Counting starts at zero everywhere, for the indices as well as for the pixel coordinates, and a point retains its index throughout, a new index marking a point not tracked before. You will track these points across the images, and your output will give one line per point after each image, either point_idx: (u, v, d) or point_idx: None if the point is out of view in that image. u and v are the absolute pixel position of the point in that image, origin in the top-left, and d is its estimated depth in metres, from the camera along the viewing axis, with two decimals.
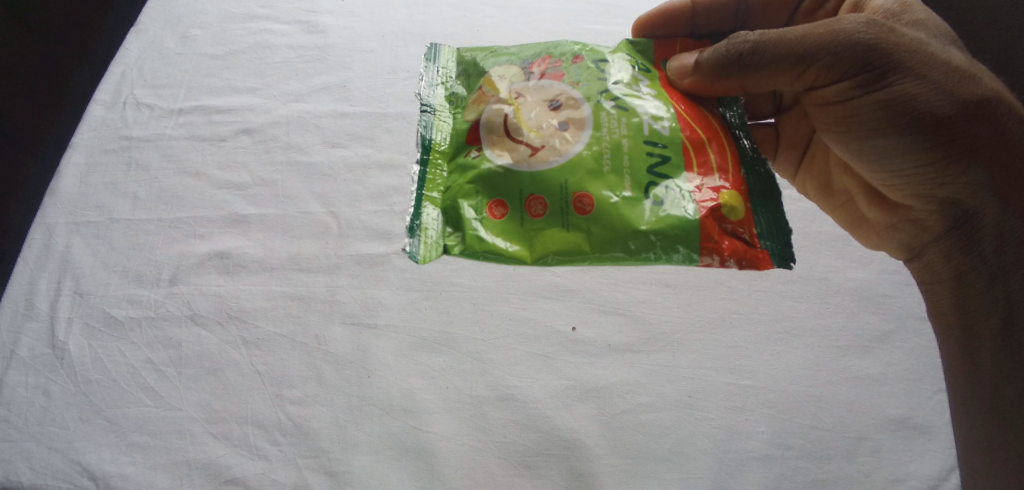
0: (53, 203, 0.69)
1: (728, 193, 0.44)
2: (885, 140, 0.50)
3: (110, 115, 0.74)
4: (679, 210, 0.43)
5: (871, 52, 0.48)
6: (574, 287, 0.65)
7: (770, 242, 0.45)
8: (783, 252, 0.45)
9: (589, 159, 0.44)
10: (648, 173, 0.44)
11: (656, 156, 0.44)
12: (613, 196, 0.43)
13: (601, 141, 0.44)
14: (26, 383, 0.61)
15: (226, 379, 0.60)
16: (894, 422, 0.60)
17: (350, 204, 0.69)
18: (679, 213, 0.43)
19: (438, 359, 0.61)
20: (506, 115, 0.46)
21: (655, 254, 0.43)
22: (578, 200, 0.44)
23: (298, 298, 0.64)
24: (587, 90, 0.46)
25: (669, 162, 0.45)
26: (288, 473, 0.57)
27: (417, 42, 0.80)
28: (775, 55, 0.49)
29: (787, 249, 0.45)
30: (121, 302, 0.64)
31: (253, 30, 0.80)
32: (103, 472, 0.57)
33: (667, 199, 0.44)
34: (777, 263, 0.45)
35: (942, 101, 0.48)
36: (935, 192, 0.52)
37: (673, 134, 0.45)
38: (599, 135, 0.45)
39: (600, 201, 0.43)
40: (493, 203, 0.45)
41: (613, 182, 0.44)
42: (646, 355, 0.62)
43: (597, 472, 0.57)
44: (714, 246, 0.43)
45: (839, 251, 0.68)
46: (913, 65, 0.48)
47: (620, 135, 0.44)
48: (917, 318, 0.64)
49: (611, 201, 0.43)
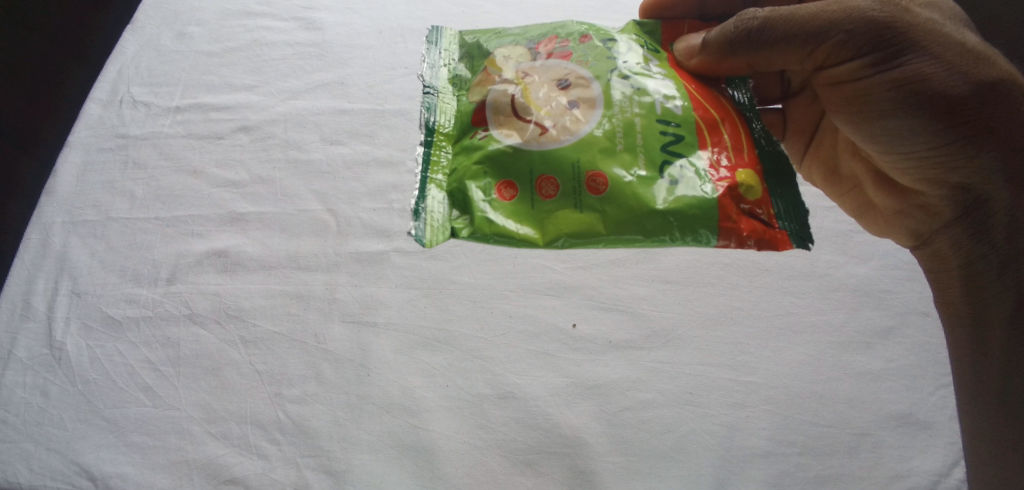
0: (50, 202, 0.69)
1: (744, 172, 0.44)
2: (896, 121, 0.50)
3: (107, 113, 0.74)
4: (695, 190, 0.43)
5: (885, 30, 0.47)
6: (575, 284, 0.65)
7: (788, 222, 0.45)
8: (801, 233, 0.45)
9: (600, 138, 0.44)
10: (662, 151, 0.44)
11: (670, 135, 0.44)
12: (627, 175, 0.43)
13: (613, 119, 0.44)
14: (24, 384, 0.60)
15: (226, 378, 0.60)
16: (896, 417, 0.59)
17: (349, 202, 0.69)
18: (696, 193, 0.43)
19: (438, 357, 0.61)
20: (513, 95, 0.46)
21: (673, 235, 0.43)
22: (591, 180, 0.43)
23: (297, 296, 0.64)
24: (596, 69, 0.46)
25: (683, 141, 0.44)
26: (288, 473, 0.57)
27: (416, 37, 0.79)
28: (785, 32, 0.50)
29: (805, 229, 0.45)
30: (119, 301, 0.64)
31: (251, 27, 0.80)
32: (103, 473, 0.57)
33: (682, 179, 0.43)
34: (797, 244, 0.44)
35: (957, 82, 0.47)
36: (945, 177, 0.52)
37: (686, 113, 0.45)
38: (611, 113, 0.44)
39: (613, 181, 0.43)
40: (503, 184, 0.45)
41: (627, 161, 0.43)
42: (647, 351, 0.61)
43: (599, 470, 0.57)
44: (731, 227, 0.43)
45: (840, 247, 0.68)
46: (927, 43, 0.47)
47: (632, 114, 0.44)
48: (919, 314, 0.64)
49: (625, 180, 0.43)
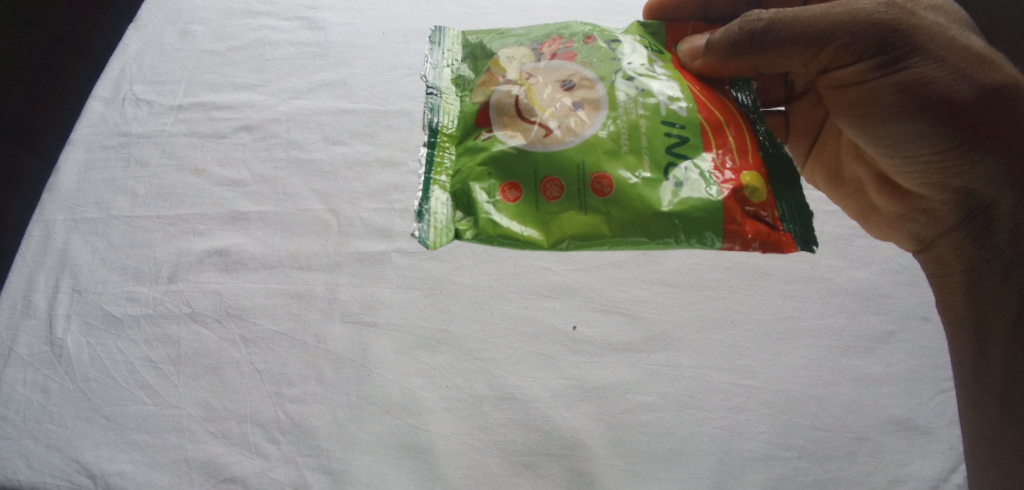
0: (51, 199, 0.69)
1: (749, 175, 0.44)
2: (901, 124, 0.50)
3: (109, 111, 0.74)
4: (700, 192, 0.43)
5: (890, 33, 0.47)
6: (576, 286, 0.65)
7: (792, 225, 0.45)
8: (806, 236, 0.45)
9: (605, 139, 0.44)
10: (667, 153, 0.44)
11: (675, 137, 0.44)
12: (632, 177, 0.43)
13: (618, 120, 0.44)
14: (25, 380, 0.60)
15: (226, 377, 0.60)
16: (895, 422, 0.59)
17: (350, 202, 0.69)
18: (701, 195, 0.43)
19: (439, 358, 0.61)
20: (517, 96, 0.46)
21: (677, 237, 0.43)
22: (596, 181, 0.43)
23: (298, 296, 0.64)
24: (600, 70, 0.46)
25: (688, 143, 0.44)
26: (287, 472, 0.57)
27: (418, 38, 0.79)
28: (789, 34, 0.50)
29: (809, 232, 0.45)
30: (120, 299, 0.64)
31: (253, 26, 0.80)
32: (102, 471, 0.57)
33: (687, 181, 0.43)
34: (800, 246, 0.45)
35: (963, 86, 0.47)
36: (949, 182, 0.52)
37: (691, 115, 0.45)
38: (616, 115, 0.44)
39: (618, 183, 0.43)
40: (506, 185, 0.45)
41: (632, 163, 0.43)
42: (646, 354, 0.62)
43: (597, 472, 0.57)
44: (737, 230, 0.43)
45: (841, 251, 0.68)
46: (933, 47, 0.47)
47: (637, 115, 0.44)
48: (919, 319, 0.64)
49: (631, 182, 0.43)
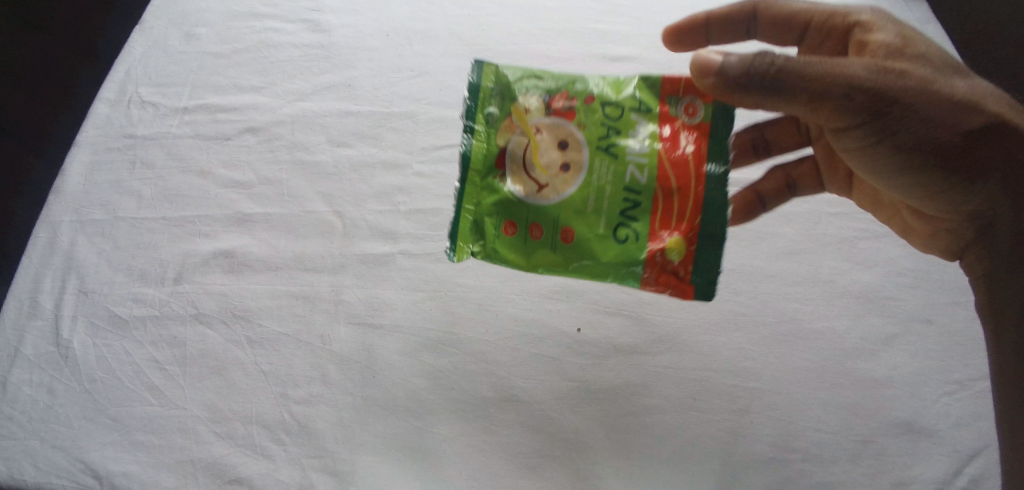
0: (57, 201, 0.69)
1: (677, 238, 0.45)
2: (892, 166, 0.49)
3: (115, 113, 0.74)
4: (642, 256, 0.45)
5: (876, 100, 0.44)
6: (580, 288, 0.64)
7: (698, 276, 0.45)
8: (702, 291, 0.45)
9: (577, 202, 0.45)
10: (620, 217, 0.45)
11: (631, 202, 0.45)
12: (591, 236, 0.45)
13: (592, 184, 0.45)
14: (31, 381, 0.61)
15: (231, 378, 0.60)
16: (899, 424, 0.60)
17: (355, 204, 0.69)
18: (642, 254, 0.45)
19: (443, 359, 0.61)
20: (513, 145, 0.46)
21: (611, 277, 0.46)
22: (564, 233, 0.45)
23: (303, 298, 0.64)
24: (590, 133, 0.46)
25: (642, 209, 0.45)
26: (293, 473, 0.57)
27: (422, 40, 0.79)
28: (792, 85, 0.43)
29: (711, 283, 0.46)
30: (125, 300, 0.64)
31: (258, 29, 0.80)
32: (108, 471, 0.57)
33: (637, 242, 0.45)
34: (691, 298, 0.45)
35: (949, 129, 0.47)
36: (958, 208, 0.51)
37: (650, 181, 0.45)
38: (590, 180, 0.45)
39: (580, 239, 0.45)
40: (506, 220, 0.46)
41: (594, 225, 0.45)
42: (651, 356, 0.62)
43: (601, 474, 0.57)
44: (657, 286, 0.45)
45: (846, 253, 0.67)
46: (912, 103, 0.45)
47: (607, 182, 0.45)
48: (923, 321, 0.64)
49: (587, 241, 0.45)
